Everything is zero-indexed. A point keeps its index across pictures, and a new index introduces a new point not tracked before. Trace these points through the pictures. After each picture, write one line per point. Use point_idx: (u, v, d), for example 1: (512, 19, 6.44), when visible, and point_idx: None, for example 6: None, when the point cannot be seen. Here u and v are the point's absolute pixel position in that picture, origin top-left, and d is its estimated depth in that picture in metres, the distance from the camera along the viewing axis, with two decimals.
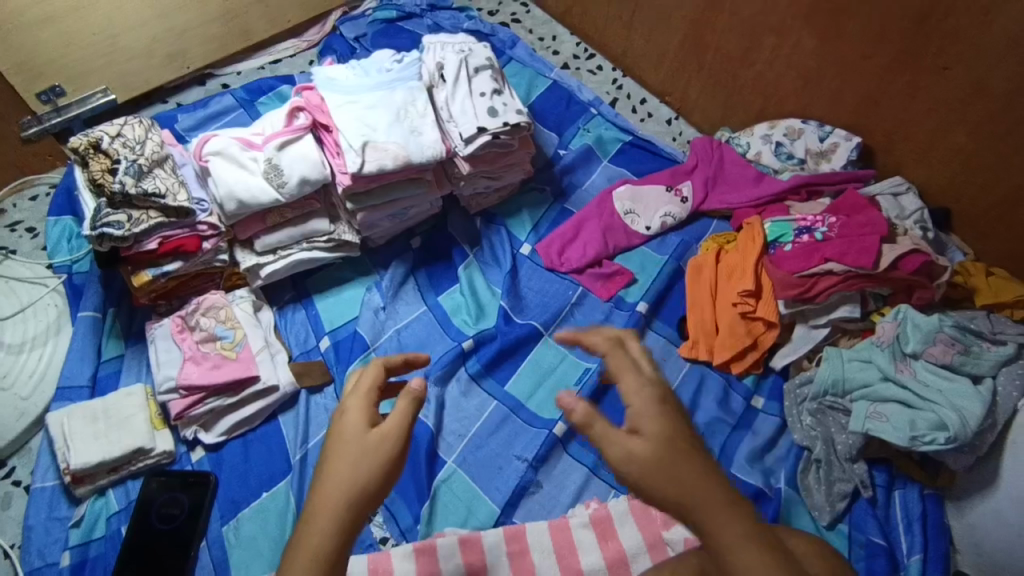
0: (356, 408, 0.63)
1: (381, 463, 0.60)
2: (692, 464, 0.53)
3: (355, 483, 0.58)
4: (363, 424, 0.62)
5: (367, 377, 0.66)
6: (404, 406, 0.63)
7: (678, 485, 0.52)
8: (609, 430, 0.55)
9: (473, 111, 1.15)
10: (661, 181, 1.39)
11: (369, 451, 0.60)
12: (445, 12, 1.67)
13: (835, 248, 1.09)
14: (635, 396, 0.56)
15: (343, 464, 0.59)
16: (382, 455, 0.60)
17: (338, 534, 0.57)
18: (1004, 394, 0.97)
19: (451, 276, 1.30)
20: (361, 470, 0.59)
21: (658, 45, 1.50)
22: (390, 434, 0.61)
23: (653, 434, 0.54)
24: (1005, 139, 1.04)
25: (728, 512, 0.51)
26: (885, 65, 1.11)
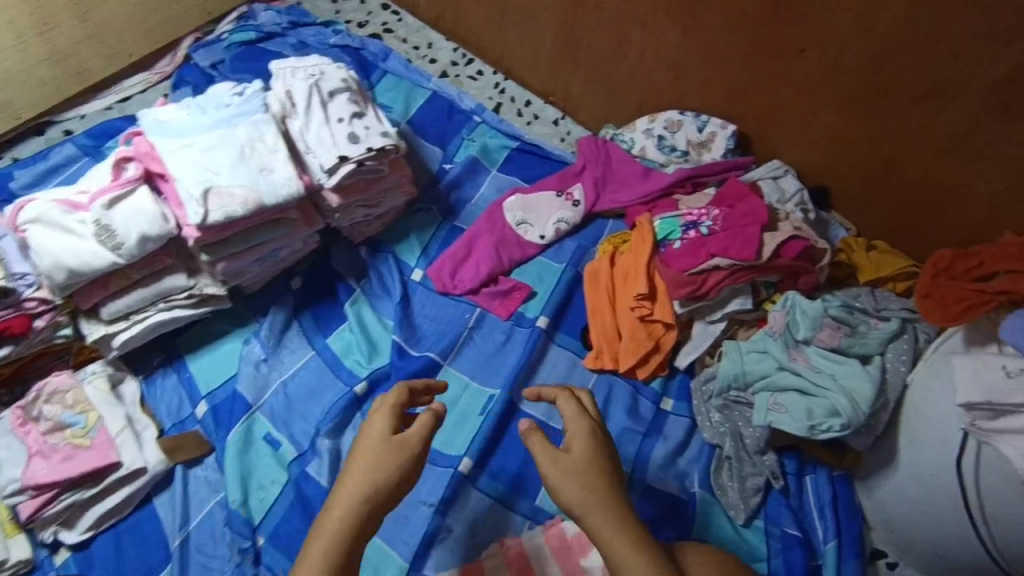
0: (382, 416, 0.79)
1: (402, 460, 0.75)
2: (603, 486, 0.76)
3: (376, 477, 0.73)
4: (386, 429, 0.77)
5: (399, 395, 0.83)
6: (428, 415, 0.80)
7: (591, 499, 0.75)
8: (553, 455, 0.78)
9: (332, 139, 1.07)
10: (551, 186, 1.35)
11: (391, 451, 0.76)
12: (309, 28, 1.57)
13: (719, 243, 1.08)
14: (577, 424, 0.81)
15: (373, 459, 0.75)
16: (404, 455, 0.76)
17: (357, 515, 0.71)
18: (893, 371, 0.97)
19: (338, 315, 1.22)
20: (379, 470, 0.74)
21: (533, 45, 1.45)
22: (411, 438, 0.77)
23: (582, 458, 0.78)
24: (866, 116, 1.04)
25: (624, 526, 0.74)
26: (745, 51, 1.10)
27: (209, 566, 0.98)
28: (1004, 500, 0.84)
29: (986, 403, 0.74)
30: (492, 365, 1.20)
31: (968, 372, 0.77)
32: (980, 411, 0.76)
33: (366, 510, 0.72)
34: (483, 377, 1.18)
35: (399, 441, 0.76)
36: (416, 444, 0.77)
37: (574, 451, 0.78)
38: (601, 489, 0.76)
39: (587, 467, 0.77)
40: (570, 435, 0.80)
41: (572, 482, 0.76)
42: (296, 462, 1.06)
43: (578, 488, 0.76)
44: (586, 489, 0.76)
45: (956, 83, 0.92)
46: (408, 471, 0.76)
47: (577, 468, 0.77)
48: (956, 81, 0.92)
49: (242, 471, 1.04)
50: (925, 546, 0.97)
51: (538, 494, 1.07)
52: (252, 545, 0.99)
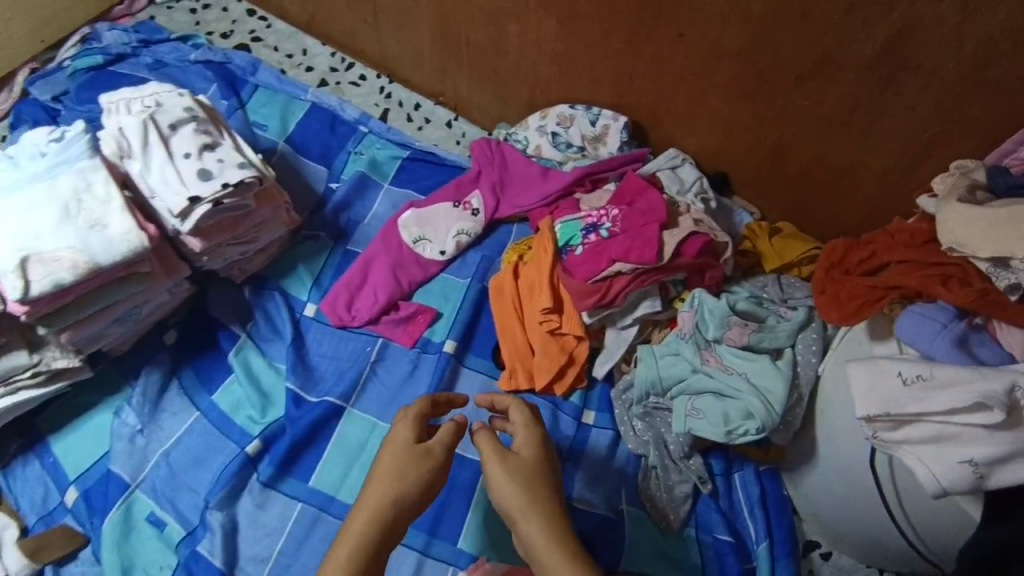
0: (405, 426, 0.79)
1: (429, 469, 0.75)
2: (548, 494, 0.72)
3: (402, 485, 0.73)
4: (411, 437, 0.77)
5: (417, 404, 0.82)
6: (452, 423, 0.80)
7: (535, 500, 0.71)
8: (501, 451, 0.75)
9: (179, 179, 0.94)
10: (447, 197, 1.25)
11: (416, 459, 0.75)
12: (164, 45, 1.42)
13: (619, 246, 1.01)
14: (529, 427, 0.79)
15: (394, 466, 0.74)
16: (433, 464, 0.76)
17: (378, 525, 0.71)
18: (803, 363, 0.94)
19: (222, 367, 1.10)
20: (407, 478, 0.74)
21: (412, 45, 1.34)
22: (437, 447, 0.77)
23: (529, 459, 0.75)
24: (753, 99, 0.98)
25: (563, 534, 0.69)
26: (624, 39, 1.03)
27: None
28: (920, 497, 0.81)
29: (885, 415, 0.69)
30: (400, 400, 1.10)
31: (866, 380, 0.71)
32: (881, 422, 0.71)
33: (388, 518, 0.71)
34: (391, 414, 1.09)
35: (423, 449, 0.76)
36: (440, 453, 0.77)
37: (523, 453, 0.76)
38: (547, 500, 0.71)
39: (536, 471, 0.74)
40: (522, 436, 0.78)
41: (515, 483, 0.72)
42: (185, 541, 0.97)
43: (526, 492, 0.71)
44: (534, 492, 0.72)
45: (834, 60, 0.87)
46: (434, 477, 0.75)
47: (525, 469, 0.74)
48: (834, 58, 0.87)
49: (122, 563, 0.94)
50: (853, 535, 0.96)
51: (459, 535, 1.00)
52: None
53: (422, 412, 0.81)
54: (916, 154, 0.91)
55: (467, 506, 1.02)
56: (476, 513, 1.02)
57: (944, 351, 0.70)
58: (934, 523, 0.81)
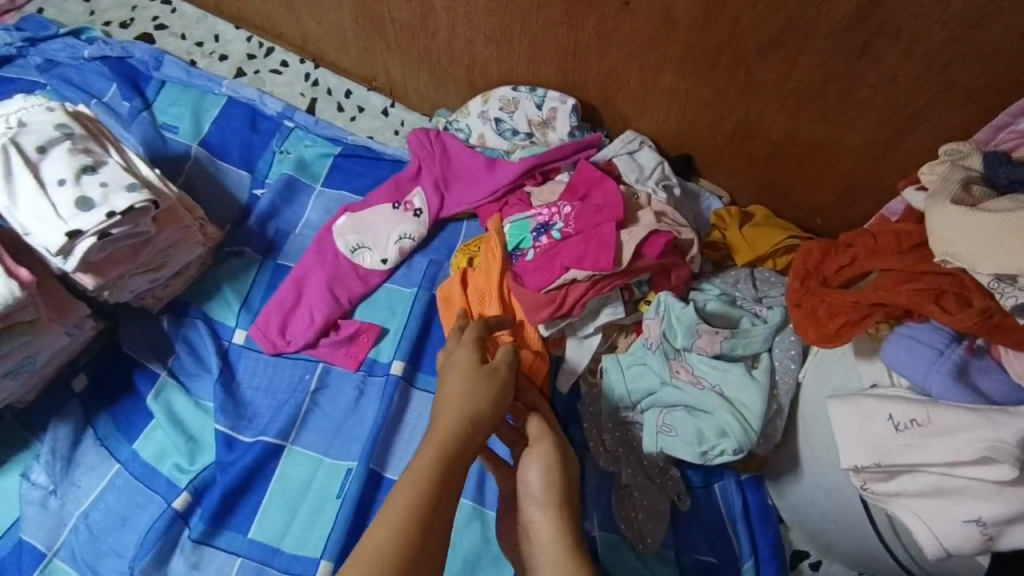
0: (466, 351, 0.76)
1: (497, 389, 0.71)
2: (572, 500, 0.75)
3: (477, 401, 0.69)
4: (477, 359, 0.74)
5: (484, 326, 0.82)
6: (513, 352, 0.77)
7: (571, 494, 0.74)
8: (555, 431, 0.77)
9: (54, 211, 0.81)
10: (385, 198, 1.12)
11: (483, 380, 0.71)
12: (52, 41, 1.25)
13: (572, 251, 0.90)
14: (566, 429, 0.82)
15: (465, 383, 0.71)
16: (501, 385, 0.72)
17: (441, 467, 0.63)
18: (782, 371, 0.84)
19: (142, 412, 0.98)
20: (478, 397, 0.69)
21: (333, 26, 1.19)
22: (501, 367, 0.74)
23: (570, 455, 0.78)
24: (713, 72, 0.86)
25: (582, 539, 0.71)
26: (564, 11, 0.90)
27: None
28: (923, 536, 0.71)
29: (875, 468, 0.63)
30: (345, 432, 0.99)
31: (851, 423, 0.65)
32: (871, 473, 0.65)
33: (460, 453, 0.65)
34: (336, 448, 0.98)
35: (489, 369, 0.73)
36: (504, 373, 0.73)
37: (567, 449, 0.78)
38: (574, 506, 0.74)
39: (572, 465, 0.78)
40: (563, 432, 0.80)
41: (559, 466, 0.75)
42: None
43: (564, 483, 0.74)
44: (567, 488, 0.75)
45: (801, 26, 0.75)
46: (502, 401, 0.71)
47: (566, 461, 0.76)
48: (800, 24, 0.75)
49: None
50: (844, 548, 0.88)
51: None
52: None
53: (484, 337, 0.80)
54: (898, 128, 0.79)
55: None
56: None
57: (940, 384, 0.62)
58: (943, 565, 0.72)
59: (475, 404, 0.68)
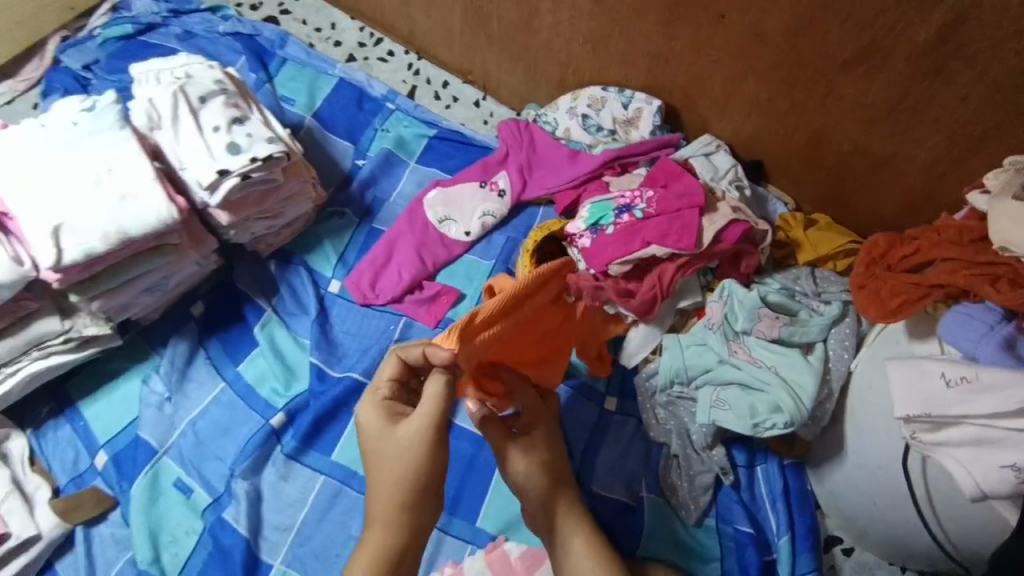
0: (375, 409, 0.77)
1: (420, 449, 0.73)
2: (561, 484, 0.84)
3: (402, 469, 0.73)
4: (384, 419, 0.76)
5: (412, 353, 0.78)
6: (434, 391, 0.73)
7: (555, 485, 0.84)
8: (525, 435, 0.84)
9: (208, 151, 0.94)
10: (473, 177, 1.24)
11: (403, 447, 0.73)
12: (193, 16, 1.41)
13: (655, 229, 1.00)
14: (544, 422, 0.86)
15: (387, 454, 0.74)
16: (420, 444, 0.73)
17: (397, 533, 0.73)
18: (836, 360, 0.91)
19: (248, 340, 1.11)
20: (405, 465, 0.73)
21: (442, 21, 1.32)
22: (420, 424, 0.73)
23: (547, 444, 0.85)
24: (795, 83, 0.95)
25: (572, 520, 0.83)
26: (662, 20, 1.00)
27: None
28: (960, 503, 0.80)
29: (923, 417, 0.71)
30: None
31: (906, 378, 0.74)
32: (920, 422, 0.73)
33: (406, 530, 0.74)
34: None
35: (401, 433, 0.74)
36: (424, 426, 0.73)
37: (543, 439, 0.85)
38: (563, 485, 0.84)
39: (542, 450, 0.83)
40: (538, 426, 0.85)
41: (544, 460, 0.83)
42: (210, 508, 0.98)
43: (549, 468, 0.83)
44: None
45: (882, 46, 0.84)
46: (430, 459, 0.73)
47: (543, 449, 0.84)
48: (882, 44, 0.84)
49: (151, 527, 0.95)
50: (877, 533, 0.94)
51: (478, 515, 1.01)
52: None
53: (404, 377, 0.80)
54: (964, 148, 0.87)
55: (486, 488, 1.03)
56: (494, 495, 1.02)
57: (989, 352, 0.69)
58: (972, 532, 0.80)
59: (421, 470, 0.73)
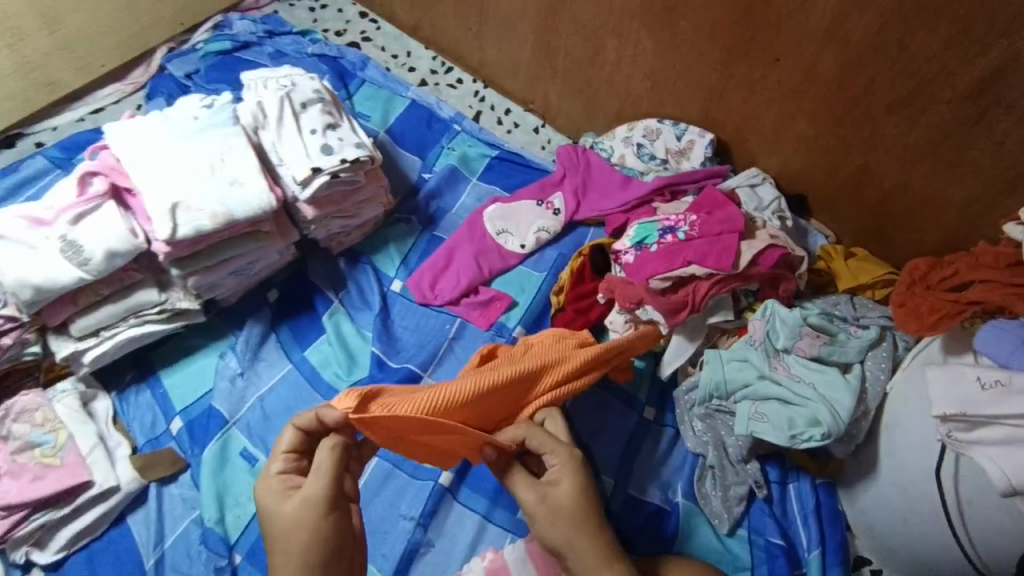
0: (270, 483, 0.75)
1: (317, 519, 0.72)
2: (586, 527, 0.77)
3: (300, 543, 0.71)
4: (277, 488, 0.75)
5: (304, 418, 0.77)
6: (324, 456, 0.74)
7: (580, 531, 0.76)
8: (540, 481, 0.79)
9: (305, 150, 1.05)
10: (532, 196, 1.33)
11: (303, 513, 0.72)
12: (285, 37, 1.55)
13: (696, 250, 1.07)
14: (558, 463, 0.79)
15: (286, 527, 0.72)
16: (314, 512, 0.72)
17: None
18: (872, 380, 0.97)
19: (317, 328, 1.20)
20: (308, 535, 0.72)
21: (510, 54, 1.44)
22: (313, 491, 0.73)
23: (568, 486, 0.78)
24: (842, 122, 1.03)
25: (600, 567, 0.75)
26: (720, 61, 1.09)
27: None
28: (998, 529, 0.82)
29: (960, 415, 0.77)
30: None
31: (944, 383, 0.80)
32: (956, 422, 0.79)
33: None
34: None
35: (300, 502, 0.73)
36: (320, 493, 0.73)
37: (563, 481, 0.78)
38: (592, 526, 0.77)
39: (562, 491, 0.78)
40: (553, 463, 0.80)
41: (566, 504, 0.77)
42: None
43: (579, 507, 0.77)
44: None
45: (927, 91, 0.92)
46: (326, 528, 0.72)
47: (560, 492, 0.78)
48: (925, 90, 0.92)
49: (218, 490, 1.02)
50: (908, 554, 0.96)
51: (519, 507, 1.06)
52: (229, 563, 0.97)
53: (303, 445, 0.79)
54: (1000, 189, 0.94)
55: None
56: None
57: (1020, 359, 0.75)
58: (1006, 555, 0.82)
59: (325, 538, 0.72)
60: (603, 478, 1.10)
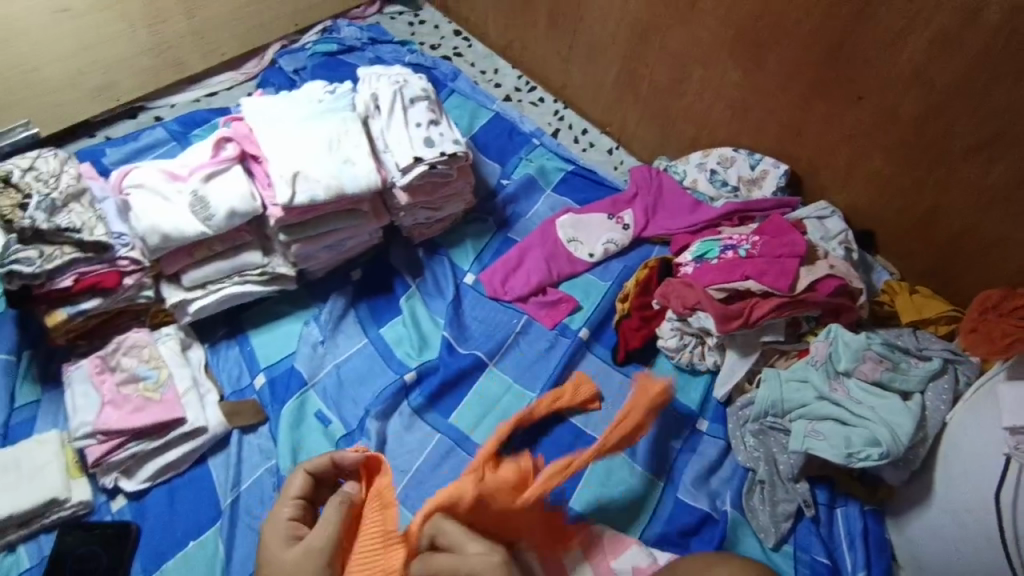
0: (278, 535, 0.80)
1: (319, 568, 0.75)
2: None
3: None
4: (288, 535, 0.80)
5: (320, 464, 0.86)
6: (333, 511, 0.78)
7: None
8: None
9: (410, 141, 1.15)
10: (603, 210, 1.40)
11: (305, 559, 0.75)
12: (386, 46, 1.68)
13: (756, 266, 1.13)
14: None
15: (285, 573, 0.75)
16: (320, 560, 0.75)
17: None
18: (932, 409, 1.00)
19: (394, 309, 1.28)
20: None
21: (595, 77, 1.53)
22: (314, 544, 0.76)
23: None
24: (917, 163, 1.10)
25: None
26: (803, 96, 1.18)
27: (255, 529, 1.02)
28: None
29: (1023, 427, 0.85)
30: (535, 368, 1.24)
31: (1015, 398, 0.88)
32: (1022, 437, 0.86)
33: None
34: (525, 379, 1.22)
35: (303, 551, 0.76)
36: (319, 544, 0.76)
37: None
38: None
39: None
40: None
41: None
42: (345, 439, 1.11)
43: None
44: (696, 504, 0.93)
45: (1004, 139, 0.99)
46: None
47: None
48: (1002, 137, 0.99)
49: (294, 444, 1.09)
50: None
51: (571, 496, 1.10)
52: None
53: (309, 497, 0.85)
54: None
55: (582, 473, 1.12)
56: (588, 481, 1.11)
57: None
58: None
59: None
60: (654, 479, 1.13)
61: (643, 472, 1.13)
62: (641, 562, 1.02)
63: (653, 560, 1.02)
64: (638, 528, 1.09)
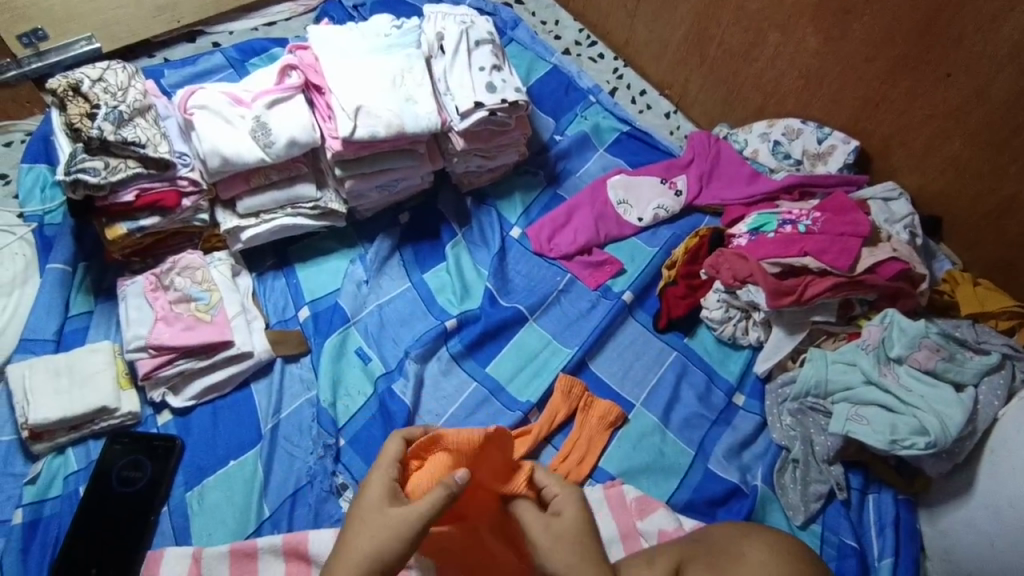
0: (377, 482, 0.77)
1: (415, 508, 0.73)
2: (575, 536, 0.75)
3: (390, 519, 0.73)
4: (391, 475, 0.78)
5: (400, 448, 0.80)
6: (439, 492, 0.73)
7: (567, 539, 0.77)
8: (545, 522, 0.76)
9: (471, 84, 1.12)
10: (656, 173, 1.36)
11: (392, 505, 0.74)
12: None
13: (817, 243, 1.10)
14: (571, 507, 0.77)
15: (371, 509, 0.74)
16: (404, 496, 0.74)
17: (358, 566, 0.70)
18: (985, 403, 0.97)
19: (437, 255, 1.28)
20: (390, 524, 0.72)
21: (662, 36, 1.47)
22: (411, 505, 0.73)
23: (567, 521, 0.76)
24: (1002, 148, 1.06)
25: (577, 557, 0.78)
26: (886, 69, 1.13)
27: (293, 455, 1.05)
28: None
29: None
30: (574, 327, 1.22)
31: None
32: None
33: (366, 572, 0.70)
34: (563, 337, 1.21)
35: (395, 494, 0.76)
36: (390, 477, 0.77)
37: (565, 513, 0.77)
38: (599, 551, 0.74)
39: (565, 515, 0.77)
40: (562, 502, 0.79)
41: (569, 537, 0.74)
42: (384, 378, 1.12)
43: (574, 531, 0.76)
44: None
45: None
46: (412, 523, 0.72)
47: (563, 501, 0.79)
48: None
49: (335, 377, 1.10)
50: None
51: (603, 456, 1.10)
52: (335, 443, 1.05)
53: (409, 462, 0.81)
54: None
55: (614, 434, 1.13)
56: (620, 442, 1.12)
57: None
58: None
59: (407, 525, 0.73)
60: (685, 448, 1.13)
61: (675, 440, 1.14)
62: (666, 526, 1.01)
63: (679, 524, 1.02)
64: (666, 493, 1.08)
